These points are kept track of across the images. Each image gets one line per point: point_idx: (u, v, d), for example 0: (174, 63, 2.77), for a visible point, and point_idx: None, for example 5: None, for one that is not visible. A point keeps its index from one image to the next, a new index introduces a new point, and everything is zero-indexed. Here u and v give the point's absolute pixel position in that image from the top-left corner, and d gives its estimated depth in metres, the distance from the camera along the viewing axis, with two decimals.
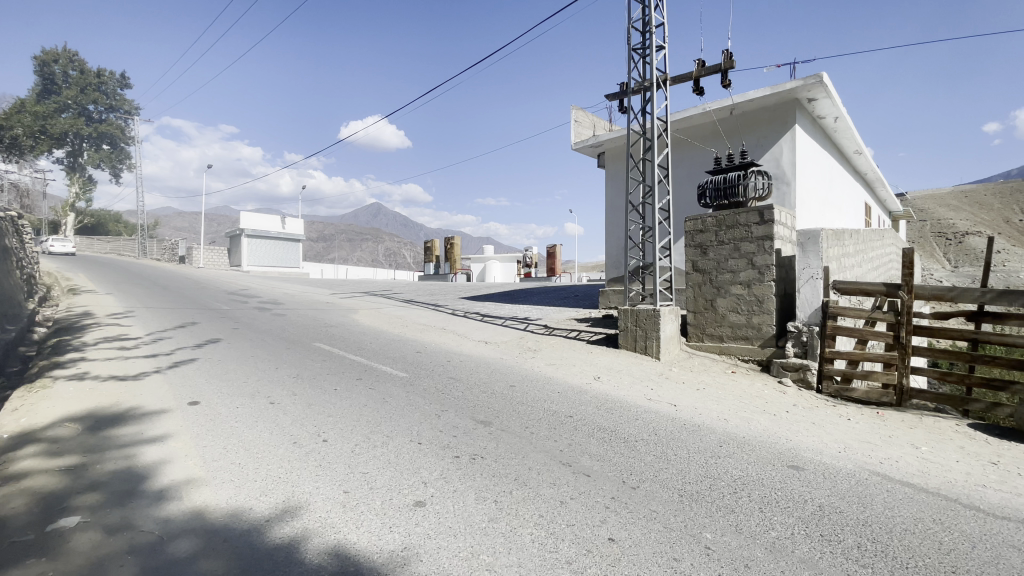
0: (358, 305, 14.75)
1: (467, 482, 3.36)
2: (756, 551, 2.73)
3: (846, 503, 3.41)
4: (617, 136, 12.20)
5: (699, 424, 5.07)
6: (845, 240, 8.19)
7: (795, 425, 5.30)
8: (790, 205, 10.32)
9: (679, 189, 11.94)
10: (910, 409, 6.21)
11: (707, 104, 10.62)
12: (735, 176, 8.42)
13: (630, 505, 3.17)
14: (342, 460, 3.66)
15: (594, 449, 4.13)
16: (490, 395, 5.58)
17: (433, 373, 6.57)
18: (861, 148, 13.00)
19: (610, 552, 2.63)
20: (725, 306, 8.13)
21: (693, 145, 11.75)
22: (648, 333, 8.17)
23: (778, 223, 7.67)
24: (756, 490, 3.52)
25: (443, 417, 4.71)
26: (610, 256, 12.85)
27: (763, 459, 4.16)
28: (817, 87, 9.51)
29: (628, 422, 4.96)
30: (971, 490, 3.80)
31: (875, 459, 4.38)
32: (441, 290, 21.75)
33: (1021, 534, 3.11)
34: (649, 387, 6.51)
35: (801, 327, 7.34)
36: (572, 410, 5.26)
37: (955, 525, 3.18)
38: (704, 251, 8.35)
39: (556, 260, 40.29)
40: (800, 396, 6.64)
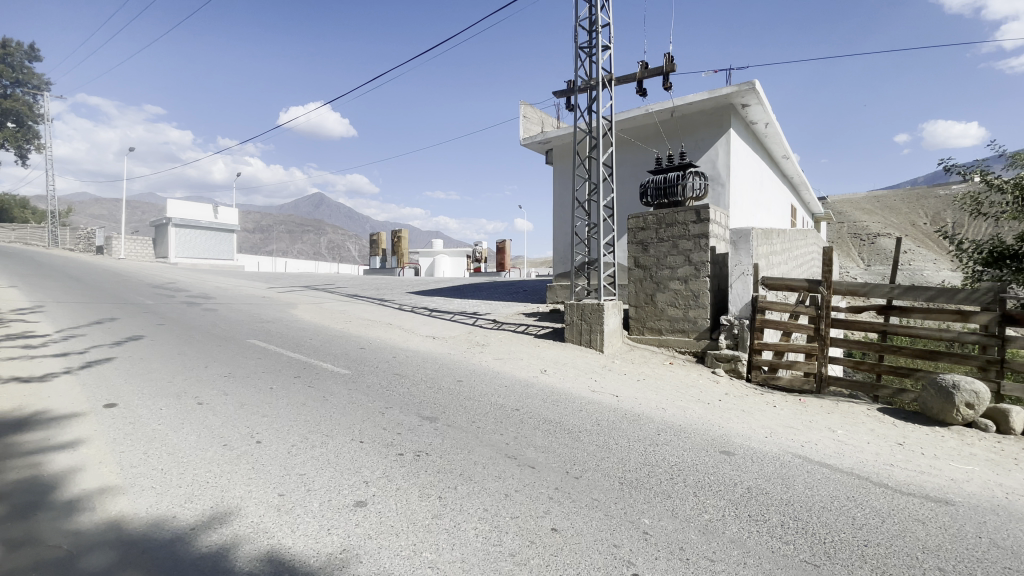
0: (299, 299, 14.16)
1: (411, 479, 3.31)
2: (691, 534, 2.87)
3: (771, 485, 3.65)
4: (564, 133, 12.37)
5: (640, 414, 5.26)
6: (773, 240, 8.72)
7: (726, 413, 5.61)
8: (725, 205, 10.87)
9: (623, 187, 12.28)
10: (828, 396, 6.73)
11: (650, 106, 10.97)
12: (674, 176, 8.76)
13: (573, 494, 3.25)
14: (277, 461, 3.50)
15: (539, 441, 4.19)
16: (437, 391, 5.53)
17: (377, 370, 6.40)
18: (788, 153, 13.89)
19: (553, 542, 2.68)
20: (664, 300, 8.46)
21: (636, 145, 12.09)
22: (593, 326, 8.37)
23: (713, 222, 8.06)
24: (691, 475, 3.70)
25: (388, 414, 4.61)
26: (557, 251, 13.04)
27: (698, 445, 4.38)
28: (749, 93, 10.05)
29: (573, 413, 5.07)
30: (880, 469, 4.18)
31: (797, 442, 4.73)
32: (387, 284, 21.27)
33: (921, 508, 3.45)
34: (593, 379, 6.68)
35: (733, 320, 7.77)
36: (518, 403, 5.30)
37: (867, 502, 3.48)
38: (645, 248, 8.64)
39: (505, 256, 40.35)
40: (731, 385, 7.04)
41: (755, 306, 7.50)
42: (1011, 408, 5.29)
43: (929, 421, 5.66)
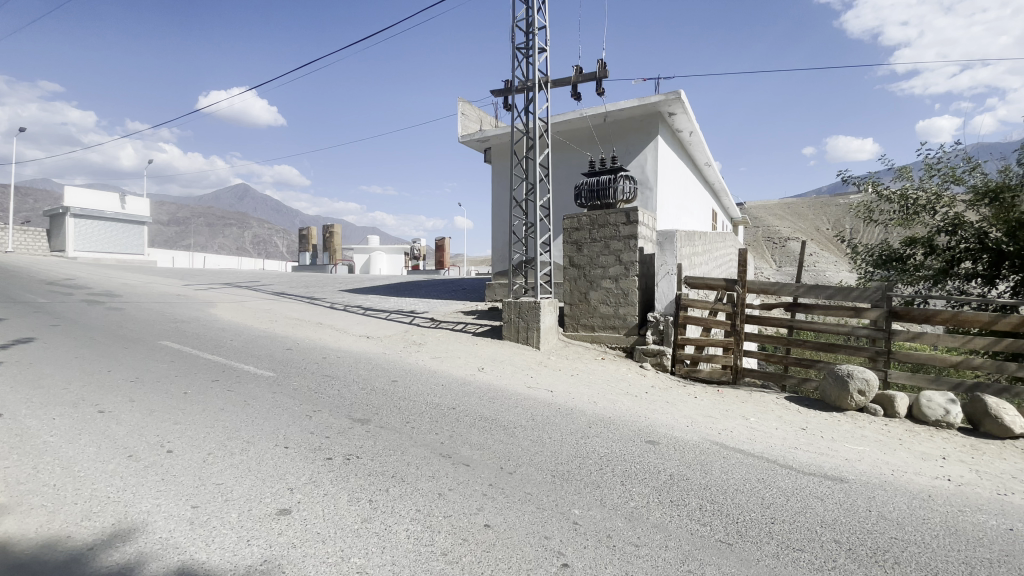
0: (219, 297, 13.21)
1: (339, 483, 3.21)
2: (618, 521, 3.00)
3: (692, 471, 3.90)
4: (502, 132, 12.42)
5: (573, 408, 5.41)
6: (695, 241, 9.28)
7: (652, 404, 5.92)
8: (652, 207, 11.40)
9: (559, 188, 12.54)
10: (742, 386, 7.27)
11: (584, 110, 11.26)
12: (607, 179, 9.08)
13: (507, 490, 3.29)
14: (191, 471, 3.27)
15: (474, 438, 4.20)
16: (370, 392, 5.37)
17: (305, 371, 6.12)
18: (710, 160, 14.79)
19: (485, 538, 2.70)
20: (598, 298, 8.75)
21: (571, 147, 12.38)
22: (529, 324, 8.49)
23: (641, 224, 8.44)
24: (619, 465, 3.88)
25: (316, 417, 4.44)
26: (495, 249, 13.08)
27: (627, 436, 4.58)
28: (675, 102, 10.59)
29: (509, 410, 5.13)
30: (787, 452, 4.58)
31: (715, 430, 5.07)
32: (318, 281, 20.34)
33: (820, 486, 3.83)
34: (529, 376, 6.79)
35: (659, 317, 8.19)
36: (454, 401, 5.28)
37: (774, 482, 3.81)
38: (579, 248, 8.88)
39: (444, 253, 39.89)
40: (658, 378, 7.42)
41: (679, 303, 7.94)
42: (895, 394, 5.95)
43: (828, 407, 6.25)
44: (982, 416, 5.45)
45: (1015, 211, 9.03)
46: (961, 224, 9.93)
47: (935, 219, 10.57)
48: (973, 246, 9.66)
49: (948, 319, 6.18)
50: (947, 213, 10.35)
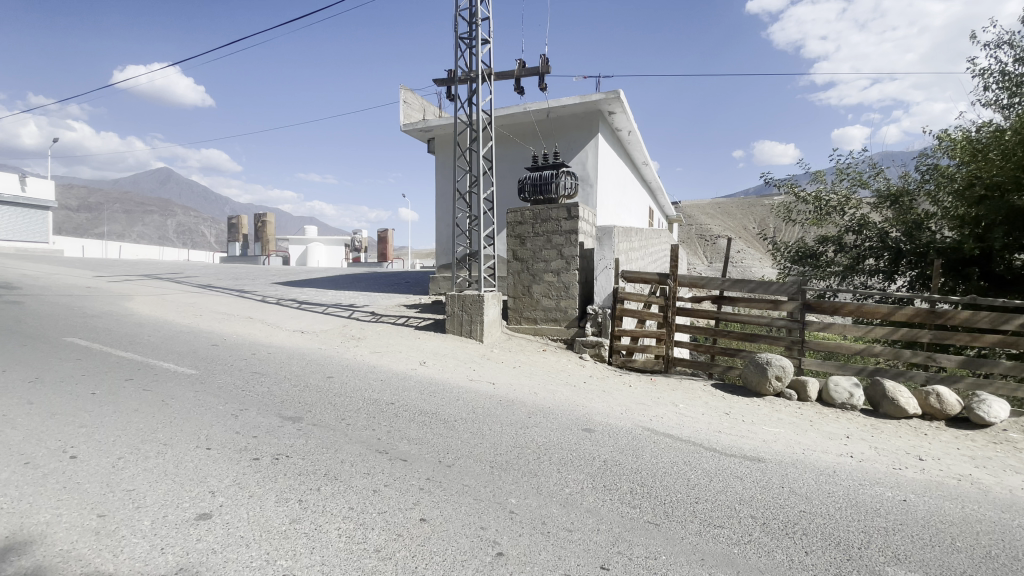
0: (135, 290, 12.18)
1: (267, 484, 3.08)
2: (552, 508, 3.08)
3: (624, 456, 4.06)
4: (445, 123, 12.25)
5: (513, 400, 5.46)
6: (632, 237, 9.62)
7: (590, 394, 6.09)
8: (593, 203, 11.70)
9: (503, 181, 12.56)
10: (674, 374, 7.65)
11: (527, 104, 11.31)
12: (549, 174, 9.18)
13: (444, 483, 3.28)
14: (97, 477, 3.00)
15: (413, 433, 4.15)
16: (302, 389, 5.16)
17: (232, 368, 5.78)
18: (647, 160, 15.38)
19: (420, 533, 2.68)
20: (540, 291, 8.87)
21: (514, 141, 12.42)
22: (472, 317, 8.48)
23: (581, 219, 8.63)
24: (556, 453, 3.97)
25: (242, 417, 4.21)
26: (438, 242, 12.93)
27: (564, 425, 4.69)
28: (615, 101, 10.88)
29: (449, 403, 5.10)
30: (712, 436, 4.87)
31: (648, 417, 5.31)
32: (249, 273, 19.22)
33: (740, 466, 4.11)
34: (471, 369, 6.79)
35: (598, 309, 8.45)
36: (393, 396, 5.18)
37: (699, 464, 4.05)
38: (522, 241, 8.96)
39: (387, 246, 38.92)
40: (596, 369, 7.65)
41: (616, 296, 8.19)
42: (807, 379, 6.48)
43: (750, 393, 6.72)
44: (881, 398, 6.04)
45: (911, 214, 10.35)
46: (866, 225, 10.99)
47: (844, 219, 11.57)
48: (875, 245, 10.72)
49: (854, 311, 6.78)
50: (854, 214, 11.39)
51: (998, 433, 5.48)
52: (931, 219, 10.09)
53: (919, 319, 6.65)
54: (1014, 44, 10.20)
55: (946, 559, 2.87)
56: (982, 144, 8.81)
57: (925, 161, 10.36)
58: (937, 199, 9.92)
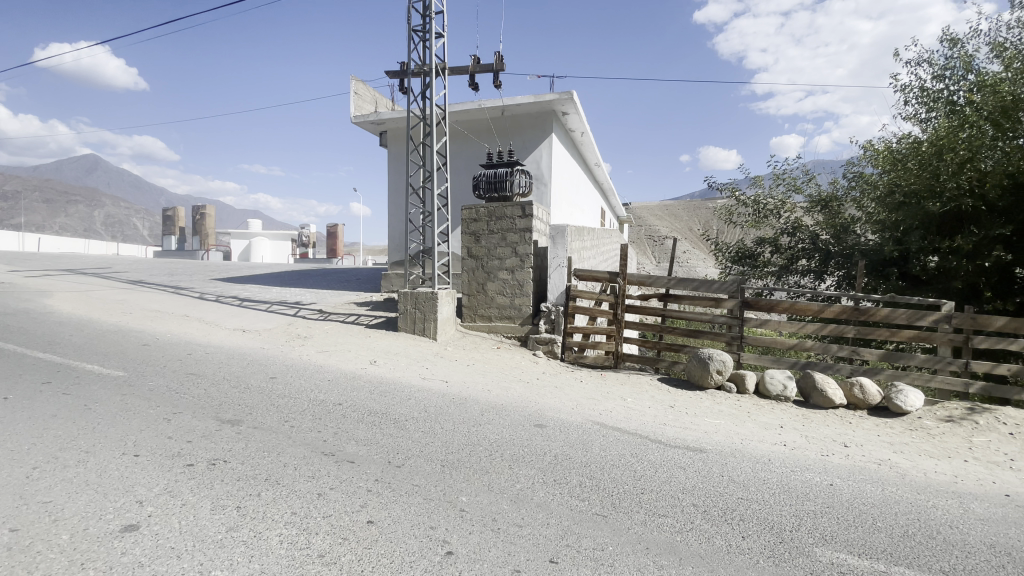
0: (54, 285, 11.21)
1: (202, 491, 2.91)
2: (503, 504, 3.09)
3: (574, 450, 4.14)
4: (397, 116, 11.99)
5: (466, 397, 5.44)
6: (584, 236, 9.80)
7: (542, 390, 6.16)
8: (547, 202, 11.81)
9: (457, 178, 12.46)
10: (623, 369, 7.87)
11: (482, 101, 11.26)
12: (504, 171, 9.18)
13: (394, 484, 3.22)
14: (6, 490, 2.74)
15: (361, 434, 4.04)
16: (243, 390, 4.91)
17: (166, 369, 5.44)
18: (599, 161, 15.74)
19: (366, 535, 2.62)
20: (494, 289, 8.87)
21: (469, 138, 12.33)
22: (425, 315, 8.37)
23: (536, 217, 8.70)
24: (508, 450, 3.99)
25: (175, 421, 3.96)
26: (391, 238, 12.68)
27: (516, 422, 4.72)
28: (568, 102, 11.04)
29: (400, 403, 5.01)
30: (658, 428, 5.04)
31: (598, 411, 5.45)
32: (186, 269, 18.11)
33: (683, 456, 4.28)
34: (424, 367, 6.70)
35: (551, 307, 8.55)
36: (340, 397, 5.03)
37: (645, 456, 4.18)
38: (477, 239, 8.92)
39: (337, 241, 37.78)
40: (549, 366, 7.75)
41: (569, 294, 8.31)
42: (746, 372, 6.82)
43: (694, 387, 7.02)
44: (811, 390, 6.47)
45: (839, 217, 11.28)
46: (799, 227, 11.71)
47: (780, 222, 12.17)
48: (808, 246, 11.48)
49: (787, 308, 7.21)
50: (789, 217, 12.00)
51: (913, 420, 5.99)
52: (857, 223, 11.04)
53: (845, 315, 7.13)
54: (930, 63, 11.19)
55: (867, 538, 3.11)
56: (902, 155, 9.74)
57: (852, 169, 11.25)
58: (861, 205, 10.90)
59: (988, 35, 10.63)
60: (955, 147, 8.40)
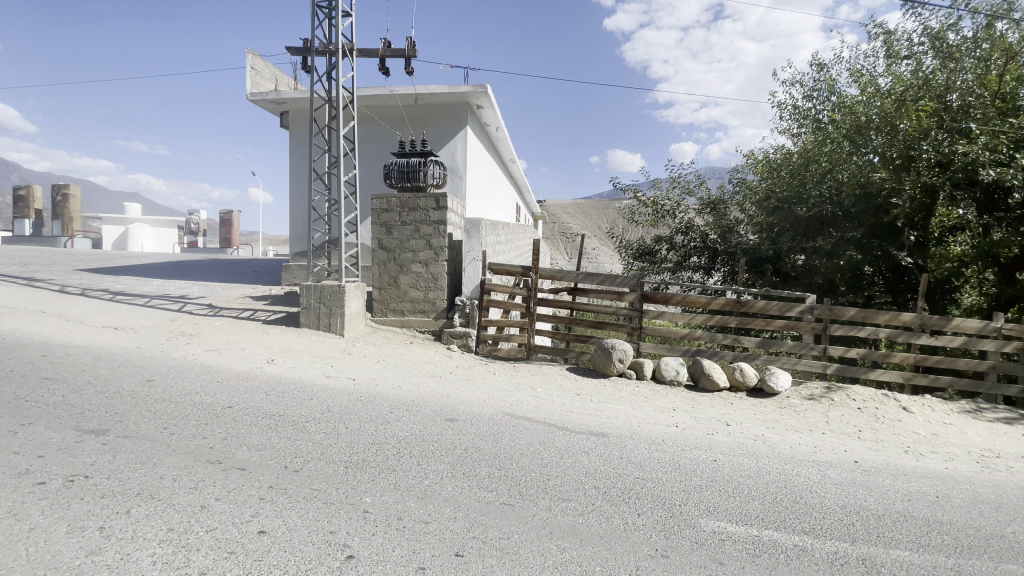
0: None
1: (56, 513, 2.54)
2: (409, 502, 3.03)
3: (484, 442, 4.17)
4: (301, 96, 11.21)
5: (375, 394, 5.27)
6: (498, 230, 9.86)
7: (454, 384, 6.14)
8: (461, 195, 11.73)
9: (367, 166, 11.94)
10: (535, 361, 8.05)
11: (394, 88, 10.87)
12: (417, 161, 8.95)
13: (290, 489, 3.03)
14: None
15: (254, 438, 3.75)
16: (113, 396, 4.33)
17: (12, 375, 4.64)
18: (514, 157, 15.94)
19: (257, 547, 2.43)
20: (407, 282, 8.65)
21: (379, 125, 11.86)
22: (332, 310, 7.94)
23: (449, 210, 8.60)
24: (416, 446, 3.91)
25: (23, 434, 3.40)
26: (294, 227, 11.86)
27: (427, 417, 4.65)
28: (482, 95, 11.02)
29: (301, 403, 4.70)
30: (566, 416, 5.22)
31: (508, 402, 5.53)
32: (39, 257, 15.56)
33: (587, 442, 4.48)
34: (328, 365, 6.36)
35: (465, 300, 8.51)
36: (232, 399, 4.62)
37: (553, 444, 4.32)
38: (388, 230, 8.62)
39: (232, 230, 34.72)
40: (462, 359, 7.74)
41: (484, 287, 8.31)
42: (644, 360, 7.29)
43: (599, 376, 7.38)
44: (700, 374, 7.08)
45: (725, 218, 12.39)
46: (692, 227, 12.78)
47: (675, 222, 13.10)
48: (699, 245, 12.56)
49: (680, 301, 7.82)
50: (683, 218, 12.98)
51: (782, 399, 6.80)
52: (740, 224, 12.21)
53: (729, 307, 7.90)
54: (802, 84, 12.60)
55: (743, 507, 3.47)
56: (776, 163, 11.24)
57: (737, 175, 12.42)
58: (743, 208, 12.07)
59: (847, 64, 12.21)
60: (817, 160, 10.01)
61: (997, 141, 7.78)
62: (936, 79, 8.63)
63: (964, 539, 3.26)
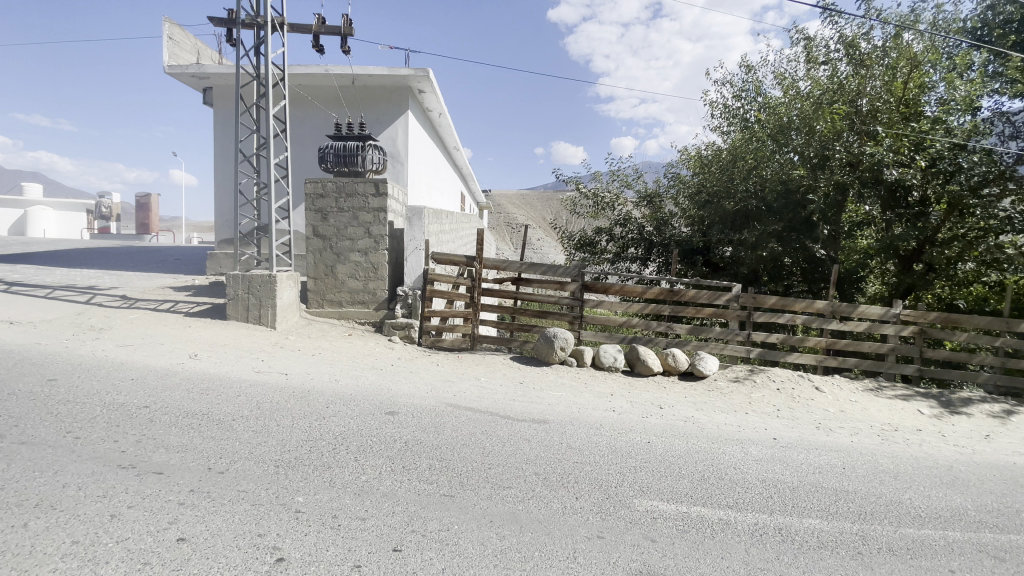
0: None
1: None
2: (345, 499, 2.93)
3: (425, 434, 4.11)
4: (226, 71, 10.42)
5: (309, 389, 5.05)
6: (441, 218, 9.69)
7: (395, 376, 6.01)
8: (402, 182, 11.42)
9: (301, 149, 11.34)
10: (479, 351, 8.03)
11: (329, 67, 10.36)
12: (355, 145, 8.59)
13: (214, 492, 2.84)
14: None
15: (174, 440, 3.48)
16: (3, 399, 3.86)
17: None
18: (458, 145, 15.72)
19: (176, 556, 2.27)
20: (344, 272, 8.33)
21: (314, 106, 11.28)
22: (263, 301, 7.51)
23: (390, 197, 8.35)
24: (353, 441, 3.79)
25: None
26: (219, 213, 11.08)
27: (365, 411, 4.51)
28: (424, 79, 10.74)
29: (227, 400, 4.42)
30: (508, 405, 5.25)
31: (451, 393, 5.48)
32: None
33: (528, 429, 4.53)
34: (259, 359, 6.02)
35: (407, 291, 8.32)
36: (148, 398, 4.26)
37: (495, 433, 4.33)
38: (324, 217, 8.24)
39: (150, 215, 31.94)
40: (404, 350, 7.58)
41: (426, 277, 8.15)
42: (584, 347, 7.47)
43: (541, 364, 7.49)
44: (636, 360, 7.36)
45: (661, 211, 12.86)
46: (629, 219, 13.15)
47: (614, 214, 13.45)
48: (637, 237, 13.00)
49: (619, 291, 8.07)
50: (621, 210, 13.33)
51: (711, 382, 7.22)
52: (674, 217, 12.74)
53: (663, 296, 8.25)
54: (732, 84, 13.23)
55: (674, 485, 3.65)
56: (708, 159, 11.77)
57: (672, 170, 12.92)
58: (678, 202, 12.58)
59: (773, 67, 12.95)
60: (744, 156, 10.57)
61: (900, 143, 8.64)
62: (850, 84, 9.32)
63: (866, 506, 3.61)
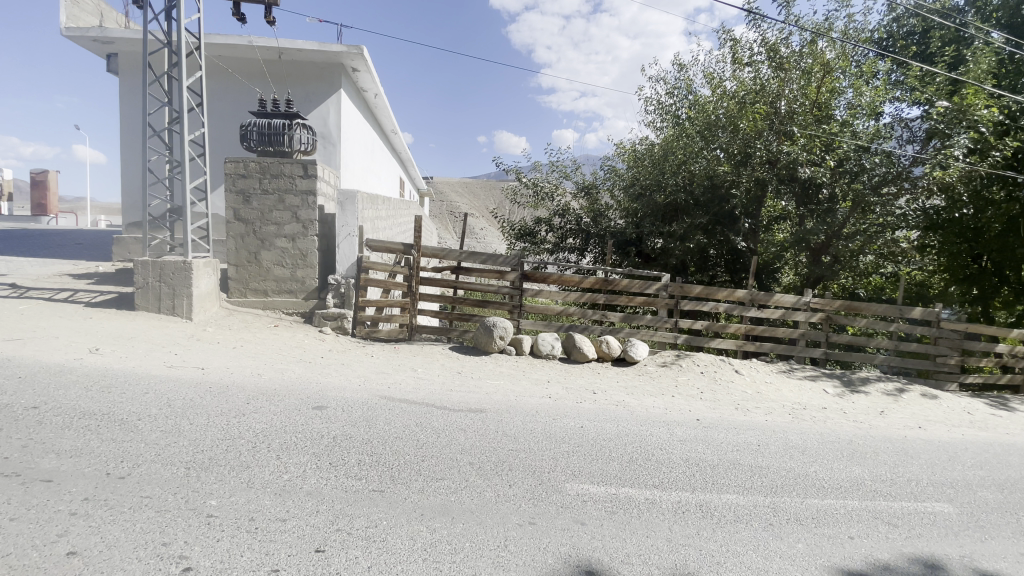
0: None
1: None
2: (264, 500, 2.77)
3: (357, 428, 3.97)
4: (133, 36, 9.43)
5: (228, 384, 4.72)
6: (377, 204, 9.35)
7: (325, 368, 5.75)
8: (335, 165, 10.91)
9: (221, 126, 10.51)
10: (417, 341, 7.88)
11: (253, 38, 9.64)
12: (281, 123, 8.07)
13: (112, 500, 2.58)
14: None
15: (66, 443, 3.13)
16: None
17: None
18: (395, 128, 15.21)
19: (62, 573, 2.04)
20: (270, 259, 7.85)
21: (237, 80, 10.49)
22: (177, 290, 6.93)
23: (320, 179, 7.93)
24: (276, 438, 3.58)
25: None
26: (127, 193, 10.07)
27: (291, 406, 4.28)
28: (358, 58, 10.25)
29: (132, 399, 4.04)
30: (444, 396, 5.18)
31: (385, 385, 5.32)
32: None
33: (464, 419, 4.49)
34: (172, 353, 5.55)
35: (340, 279, 7.98)
36: (36, 398, 3.80)
37: (430, 425, 4.25)
38: (247, 199, 7.71)
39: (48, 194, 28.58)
40: (336, 341, 7.29)
41: (360, 266, 7.84)
42: (522, 336, 7.53)
43: (480, 353, 7.47)
44: (572, 348, 7.51)
45: (598, 202, 13.13)
46: (568, 210, 13.34)
47: (553, 204, 13.57)
48: (575, 227, 13.22)
49: (557, 280, 8.17)
50: (560, 201, 13.49)
51: (642, 367, 7.51)
52: (610, 209, 13.04)
53: (598, 285, 8.45)
54: (666, 81, 13.70)
55: (604, 468, 3.77)
56: (641, 153, 12.05)
57: (608, 162, 13.23)
58: (614, 194, 12.92)
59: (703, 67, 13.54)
60: (674, 153, 10.85)
61: (813, 144, 9.25)
62: (770, 86, 9.91)
63: (777, 480, 3.91)
